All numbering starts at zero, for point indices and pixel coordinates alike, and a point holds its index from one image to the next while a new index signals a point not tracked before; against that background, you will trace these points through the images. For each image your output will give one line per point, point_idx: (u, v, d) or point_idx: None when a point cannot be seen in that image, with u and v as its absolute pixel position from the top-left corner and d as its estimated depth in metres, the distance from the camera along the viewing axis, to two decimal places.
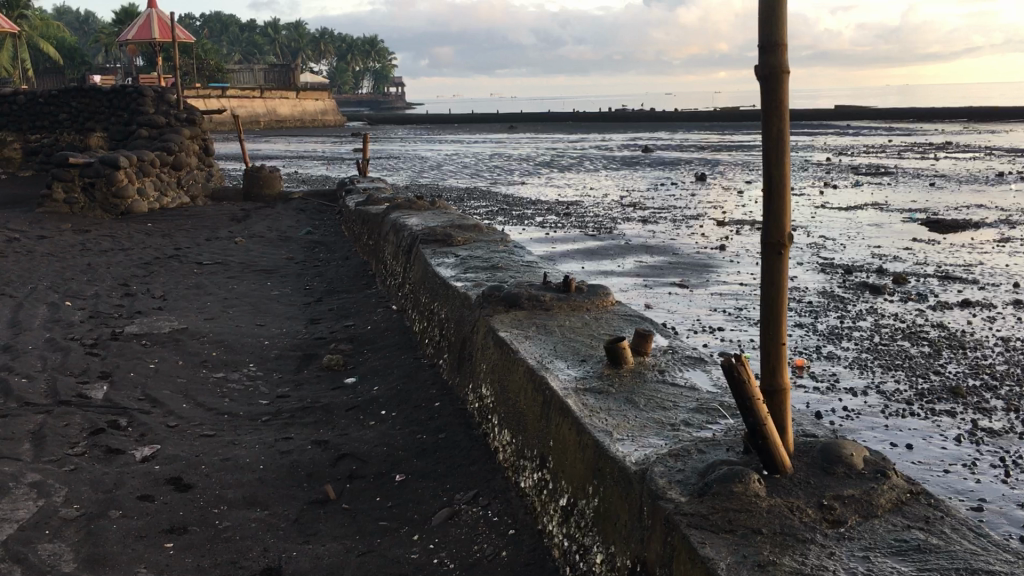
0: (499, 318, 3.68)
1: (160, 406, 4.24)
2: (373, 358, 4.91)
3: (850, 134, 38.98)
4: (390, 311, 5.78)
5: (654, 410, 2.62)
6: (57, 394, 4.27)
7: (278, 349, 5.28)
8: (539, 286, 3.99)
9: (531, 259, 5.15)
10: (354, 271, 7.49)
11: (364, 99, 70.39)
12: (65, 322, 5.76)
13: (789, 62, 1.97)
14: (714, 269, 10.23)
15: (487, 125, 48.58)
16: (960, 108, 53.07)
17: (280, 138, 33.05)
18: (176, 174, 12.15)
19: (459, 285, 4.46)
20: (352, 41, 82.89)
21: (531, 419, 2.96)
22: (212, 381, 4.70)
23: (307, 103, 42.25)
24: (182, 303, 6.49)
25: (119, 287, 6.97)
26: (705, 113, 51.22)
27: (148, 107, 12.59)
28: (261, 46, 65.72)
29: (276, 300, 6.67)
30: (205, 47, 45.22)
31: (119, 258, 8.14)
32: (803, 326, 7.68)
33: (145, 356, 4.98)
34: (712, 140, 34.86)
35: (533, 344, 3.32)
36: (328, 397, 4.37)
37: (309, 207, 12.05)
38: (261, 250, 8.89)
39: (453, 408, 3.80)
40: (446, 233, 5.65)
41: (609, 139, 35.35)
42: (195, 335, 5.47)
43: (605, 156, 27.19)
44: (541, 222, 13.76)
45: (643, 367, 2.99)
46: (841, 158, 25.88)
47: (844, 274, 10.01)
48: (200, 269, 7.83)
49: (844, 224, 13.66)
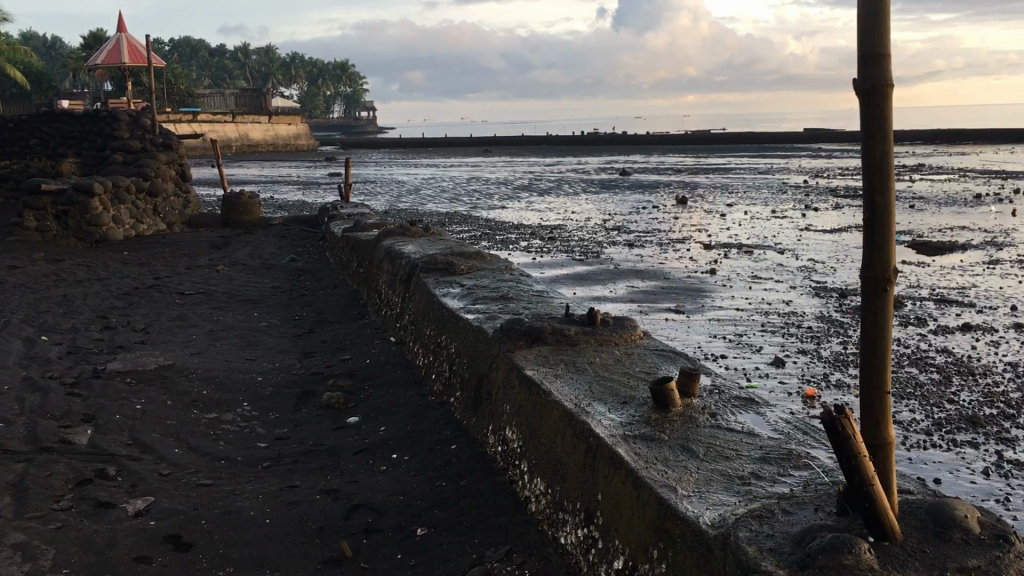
0: (523, 354, 3.42)
1: (150, 452, 3.94)
2: (376, 396, 4.64)
3: (823, 155, 39.22)
4: (388, 344, 5.51)
5: (717, 460, 2.37)
6: (38, 440, 3.95)
7: (272, 386, 4.99)
8: (561, 319, 3.73)
9: (540, 288, 4.90)
10: (343, 300, 7.22)
11: (337, 124, 70.19)
12: (43, 358, 5.43)
13: (893, 74, 1.72)
14: (708, 294, 10.04)
15: (462, 148, 48.48)
16: (927, 132, 53.60)
17: (254, 163, 32.65)
18: (153, 201, 11.84)
19: (471, 317, 4.21)
20: (324, 66, 82.80)
21: (572, 468, 2.70)
22: (205, 423, 4.40)
23: (280, 127, 41.95)
24: (167, 336, 6.18)
25: (98, 320, 6.64)
26: (678, 136, 51.43)
27: (123, 132, 12.32)
28: (232, 71, 65.34)
29: (265, 332, 6.37)
30: (176, 72, 44.79)
31: (96, 289, 7.80)
32: (807, 353, 7.46)
33: (131, 396, 4.68)
34: (687, 162, 34.93)
35: (564, 384, 3.06)
36: (331, 439, 4.09)
37: (290, 234, 11.75)
38: (245, 279, 8.58)
39: (472, 452, 3.54)
40: (447, 261, 5.39)
41: (585, 163, 35.31)
42: (182, 371, 5.17)
43: (582, 179, 27.07)
44: (525, 247, 13.54)
45: (692, 410, 2.74)
46: (818, 180, 25.93)
47: (839, 297, 9.85)
48: (181, 299, 7.52)
49: (831, 247, 13.56)
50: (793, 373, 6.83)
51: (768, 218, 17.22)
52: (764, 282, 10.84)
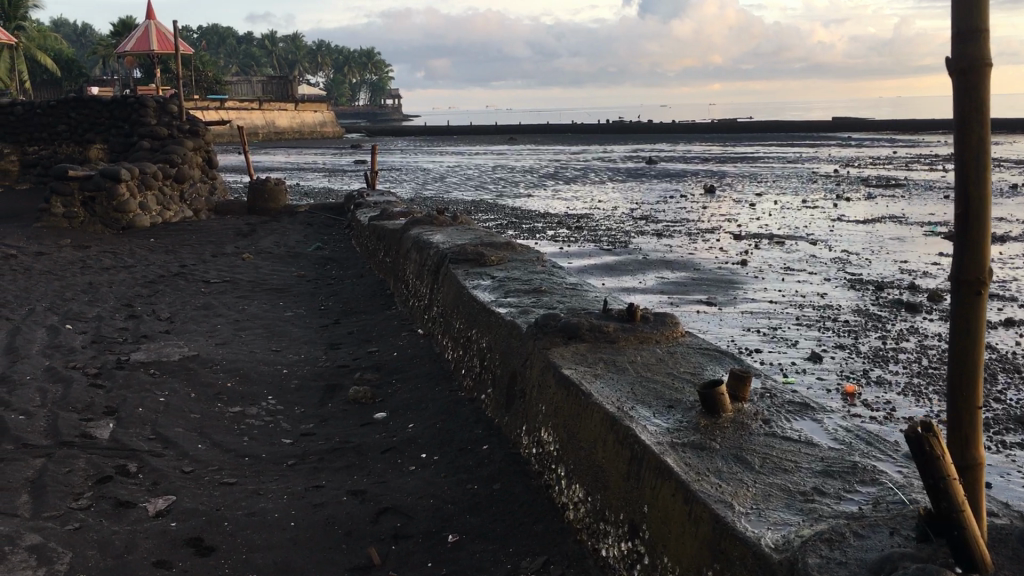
0: (559, 352, 3.26)
1: (172, 448, 3.81)
2: (403, 391, 4.49)
3: (853, 144, 38.68)
4: (416, 336, 5.38)
5: (775, 474, 2.20)
6: (59, 433, 3.84)
7: (297, 379, 4.86)
8: (598, 314, 3.56)
9: (574, 280, 4.74)
10: (370, 290, 7.09)
11: (362, 112, 70.14)
12: (66, 348, 5.32)
13: (992, 54, 1.53)
14: (741, 286, 9.83)
15: (487, 136, 48.25)
16: (958, 123, 52.84)
17: (280, 150, 32.60)
18: (179, 187, 11.75)
19: (503, 311, 4.05)
20: (349, 53, 82.81)
21: (614, 476, 2.54)
22: (229, 417, 4.27)
23: (306, 114, 41.92)
24: (192, 326, 6.07)
25: (123, 308, 6.54)
26: (706, 125, 50.97)
27: (150, 118, 12.22)
28: (257, 58, 65.33)
29: (291, 322, 6.25)
30: (203, 59, 44.79)
31: (122, 277, 7.71)
32: (845, 348, 7.28)
33: (155, 388, 4.56)
34: (715, 151, 34.58)
35: (604, 385, 2.90)
36: (358, 436, 3.94)
37: (316, 222, 11.63)
38: (270, 267, 8.47)
39: (504, 453, 3.38)
40: (477, 251, 5.23)
41: (612, 151, 35.02)
42: (207, 363, 5.05)
43: (609, 168, 26.80)
44: (553, 236, 13.37)
45: (743, 416, 2.57)
46: (850, 170, 25.56)
47: (875, 290, 9.64)
48: (207, 288, 7.41)
49: (864, 238, 13.31)
50: (832, 368, 6.65)
51: (799, 208, 16.94)
52: (797, 274, 10.62)
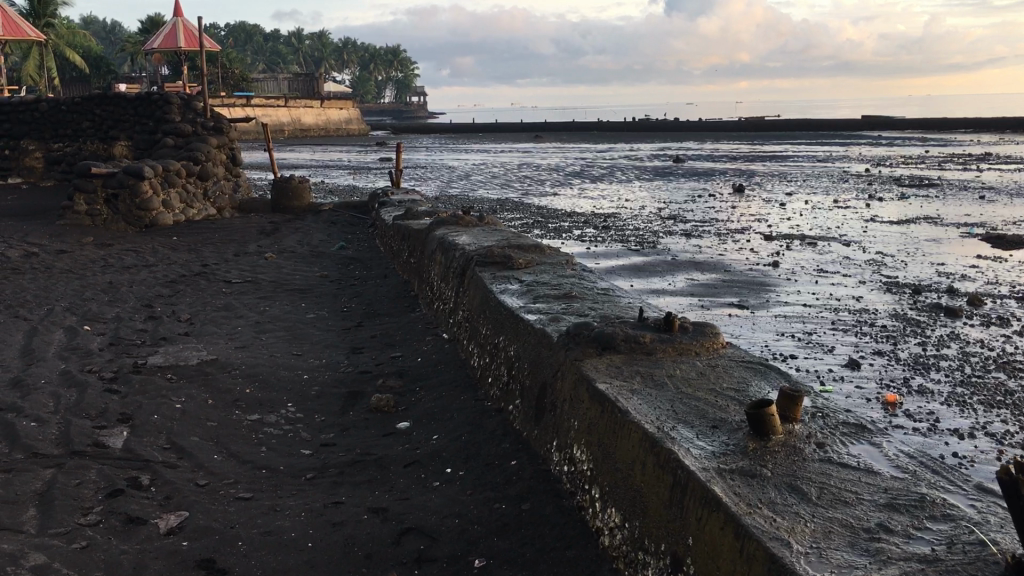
0: (593, 364, 3.08)
1: (187, 459, 3.66)
2: (427, 399, 4.33)
3: (884, 143, 38.21)
4: (441, 341, 5.21)
5: (835, 506, 2.01)
6: (71, 442, 3.70)
7: (318, 384, 4.70)
8: (632, 322, 3.37)
9: (605, 285, 4.56)
10: (394, 291, 6.94)
11: (387, 109, 70.16)
12: (83, 350, 5.20)
13: None
14: (773, 288, 9.58)
15: (513, 134, 48.08)
16: (990, 122, 52.17)
17: (305, 147, 32.57)
18: (203, 185, 11.65)
19: (532, 317, 3.87)
20: (376, 50, 82.90)
21: (654, 503, 2.35)
22: (246, 426, 4.11)
23: (332, 112, 41.93)
24: (212, 328, 5.93)
25: (143, 309, 6.42)
26: (734, 122, 50.53)
27: (174, 115, 12.14)
28: (284, 56, 65.55)
29: (313, 325, 6.10)
30: (229, 56, 44.94)
31: (143, 276, 7.60)
32: (883, 354, 7.06)
33: (172, 393, 4.42)
34: (743, 150, 34.25)
35: (641, 402, 2.70)
36: (380, 447, 3.78)
37: (340, 220, 11.50)
38: (294, 267, 8.34)
39: (534, 469, 3.21)
40: (504, 253, 5.05)
41: (639, 149, 34.76)
42: (225, 367, 4.90)
43: (636, 166, 26.58)
44: (580, 236, 13.17)
45: (795, 439, 2.37)
46: (881, 169, 25.20)
47: (912, 294, 9.39)
48: (228, 288, 7.29)
49: (899, 240, 13.02)
50: (870, 376, 6.42)
51: (831, 208, 16.64)
52: (831, 276, 10.36)
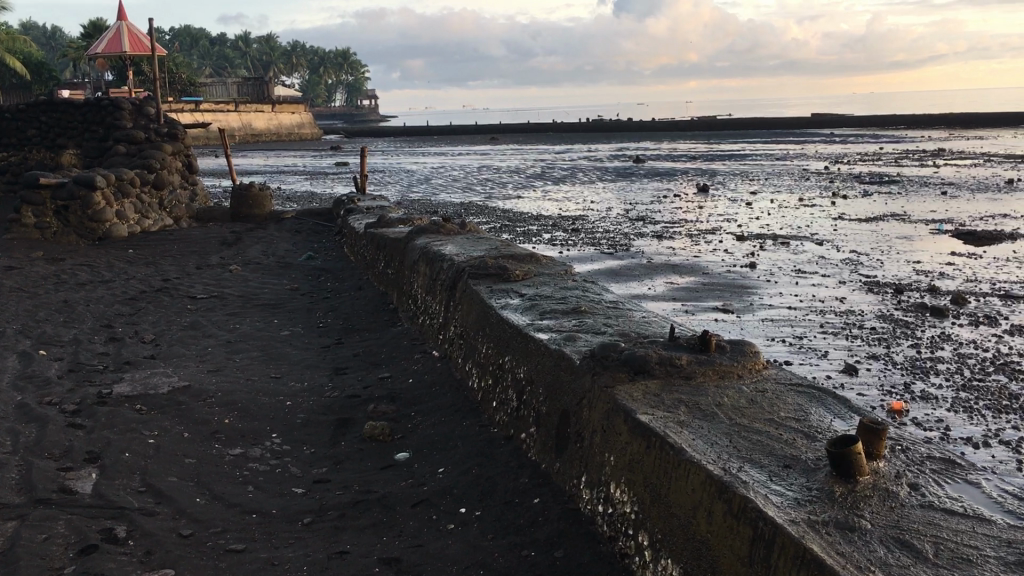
0: (626, 392, 2.77)
1: (166, 504, 3.29)
2: (425, 426, 4.00)
3: (837, 141, 38.50)
4: (431, 358, 4.88)
5: (961, 565, 1.73)
6: (33, 489, 3.31)
7: (304, 411, 4.35)
8: (662, 341, 3.07)
9: (612, 298, 4.26)
10: (372, 304, 6.59)
11: (338, 112, 69.46)
12: (40, 378, 4.78)
13: None
14: (754, 290, 9.37)
15: (468, 136, 47.76)
16: (937, 116, 52.92)
17: (258, 153, 31.91)
18: (158, 194, 11.18)
19: (543, 335, 3.55)
20: (325, 54, 82.20)
21: (725, 557, 2.05)
22: (228, 462, 3.75)
23: (284, 116, 41.26)
24: (180, 349, 5.54)
25: (103, 329, 6.00)
26: (688, 121, 50.70)
27: (126, 121, 11.63)
28: (233, 61, 64.51)
29: (289, 343, 5.74)
30: (177, 62, 44.10)
31: (100, 294, 7.15)
32: (879, 358, 6.85)
33: (144, 426, 4.04)
34: (699, 149, 34.26)
35: (695, 438, 2.39)
36: (381, 484, 3.45)
37: (304, 229, 11.10)
38: (261, 280, 7.95)
39: (562, 509, 2.90)
40: (499, 264, 4.73)
41: (597, 150, 34.59)
42: (199, 395, 4.52)
43: (596, 167, 26.43)
44: (550, 240, 12.89)
45: (885, 480, 2.08)
46: (840, 166, 25.31)
47: (894, 293, 9.25)
48: (193, 304, 6.89)
49: (871, 238, 12.92)
50: (871, 382, 6.21)
51: (796, 206, 16.57)
52: (810, 277, 10.19)
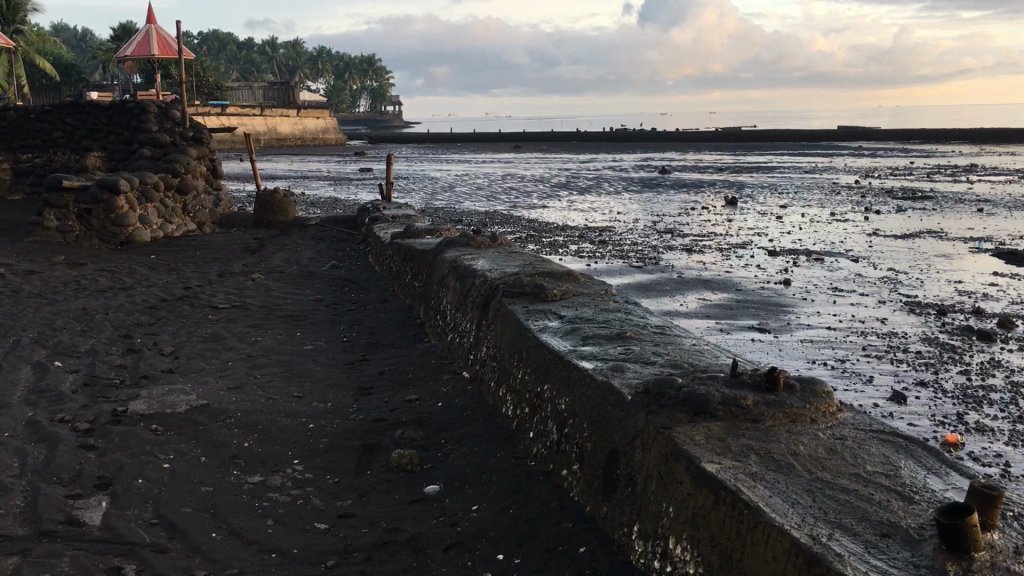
0: (687, 435, 2.50)
1: (179, 539, 3.04)
2: (456, 456, 3.74)
3: (865, 155, 38.05)
4: (462, 380, 4.62)
5: None
6: (38, 520, 3.07)
7: (328, 435, 4.10)
8: (723, 377, 2.79)
9: (657, 322, 3.98)
10: (398, 317, 6.35)
11: (362, 117, 69.45)
12: (53, 392, 4.55)
13: None
14: (791, 309, 9.05)
15: (492, 143, 47.58)
16: (965, 131, 52.23)
17: (281, 157, 31.78)
18: (182, 199, 11.01)
19: (588, 363, 3.28)
20: (350, 60, 82.40)
21: None
22: (247, 491, 3.50)
23: (307, 121, 41.20)
24: (199, 363, 5.31)
25: (120, 340, 5.78)
26: (713, 133, 50.29)
27: (151, 124, 11.47)
28: (258, 64, 64.65)
29: (312, 358, 5.50)
30: (203, 64, 44.14)
31: (119, 301, 6.94)
32: (927, 385, 6.54)
33: (159, 449, 3.80)
34: (726, 161, 33.90)
35: (772, 494, 2.12)
36: (410, 522, 3.19)
37: (328, 237, 10.89)
38: (283, 289, 7.72)
39: (611, 561, 2.64)
40: (536, 282, 4.47)
41: (622, 160, 34.31)
42: (217, 415, 4.28)
43: (622, 177, 26.13)
44: (577, 251, 12.62)
45: (1002, 559, 1.81)
46: (870, 180, 24.90)
47: (937, 314, 8.92)
48: (214, 314, 6.66)
49: (907, 255, 12.57)
50: (921, 412, 5.91)
51: (828, 221, 16.23)
52: (848, 295, 9.87)
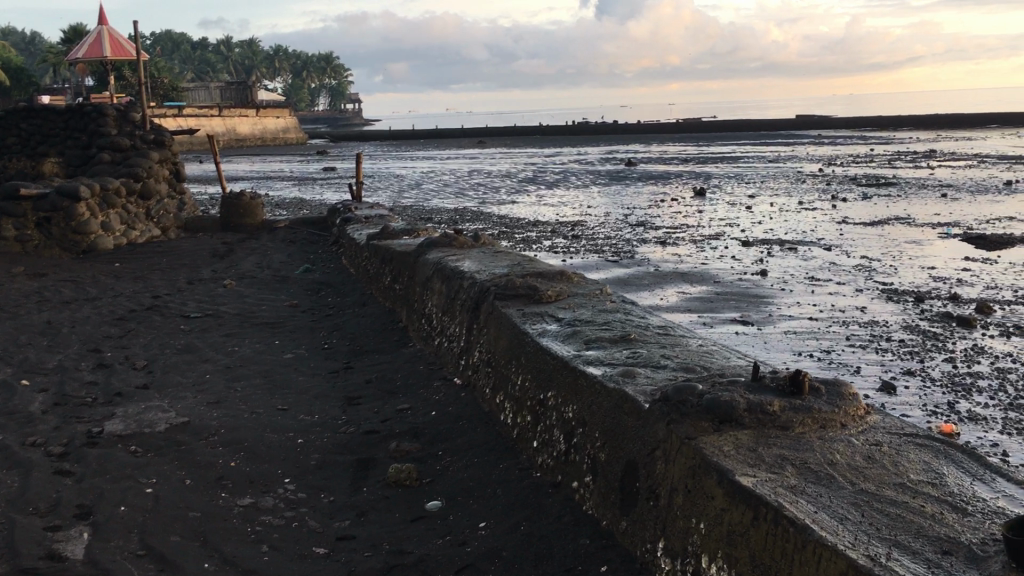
0: (714, 445, 2.37)
1: (171, 572, 2.86)
2: (456, 469, 3.60)
3: (826, 142, 38.29)
4: (453, 387, 4.46)
5: None
6: (15, 557, 2.87)
7: (319, 451, 3.93)
8: (744, 381, 2.66)
9: (656, 322, 3.86)
10: (379, 322, 6.17)
11: (321, 116, 68.76)
12: (22, 414, 4.33)
13: None
14: (770, 300, 8.98)
15: (454, 139, 47.32)
16: (922, 115, 52.81)
17: (242, 158, 31.31)
18: (145, 205, 10.73)
19: (595, 369, 3.14)
20: (307, 59, 81.61)
21: None
22: (238, 515, 3.33)
23: (267, 120, 40.66)
24: (175, 377, 5.11)
25: (90, 355, 5.55)
26: (674, 124, 50.41)
27: (110, 128, 11.14)
28: (214, 65, 63.76)
29: (293, 368, 5.31)
30: (156, 65, 43.39)
31: (86, 313, 6.70)
32: (915, 374, 6.48)
33: (141, 472, 3.61)
34: (689, 152, 33.97)
35: (816, 509, 2.00)
36: (415, 544, 3.04)
37: (298, 239, 10.66)
38: (257, 295, 7.51)
39: None
40: (528, 283, 4.32)
41: (586, 153, 34.25)
42: (200, 433, 4.09)
43: (587, 170, 26.03)
44: (550, 247, 12.49)
45: None
46: (834, 168, 25.04)
47: (915, 301, 8.90)
48: (187, 324, 6.45)
49: (879, 242, 12.59)
50: (912, 402, 5.84)
51: (797, 210, 16.24)
52: (825, 284, 9.83)
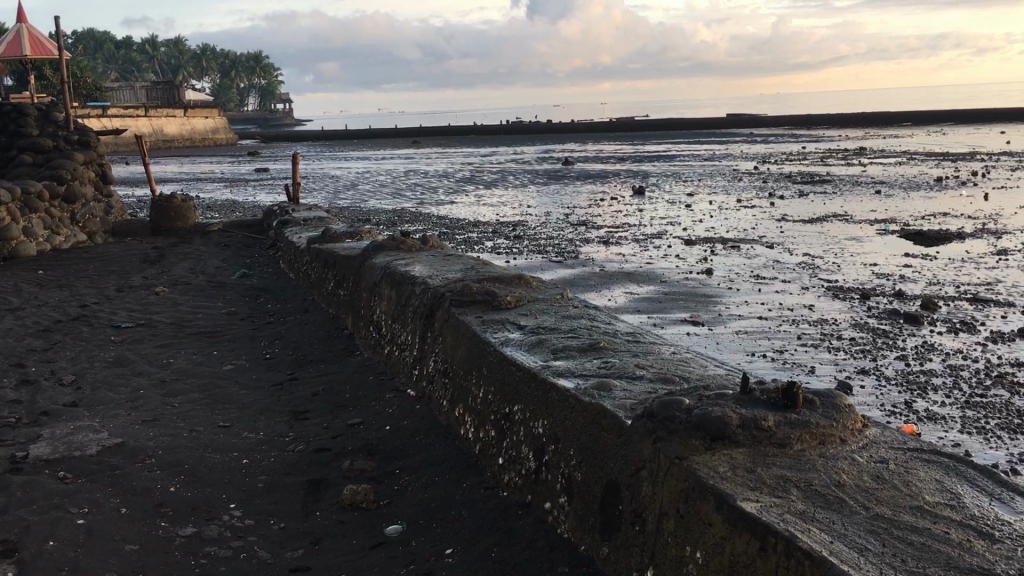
0: (709, 466, 2.18)
1: None
2: (415, 488, 3.37)
3: (758, 140, 38.70)
4: (407, 399, 4.22)
5: None
6: None
7: (267, 472, 3.67)
8: (734, 394, 2.48)
9: (624, 328, 3.67)
10: (324, 329, 5.90)
11: (251, 117, 67.53)
12: None
13: None
14: (719, 299, 8.90)
15: (389, 139, 46.84)
16: (849, 114, 53.87)
17: (170, 159, 30.49)
18: (70, 209, 10.24)
19: (567, 381, 2.94)
20: (237, 58, 80.13)
21: None
22: (180, 547, 3.05)
23: (195, 120, 39.73)
24: (107, 393, 4.77)
25: (13, 370, 5.16)
26: (608, 123, 50.55)
27: (30, 128, 10.59)
28: (139, 65, 62.15)
29: (235, 381, 5.02)
30: (78, 63, 42.05)
31: (8, 325, 6.28)
32: (870, 372, 6.42)
33: (70, 501, 3.30)
34: (625, 150, 34.09)
35: (832, 539, 1.82)
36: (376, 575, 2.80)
37: (233, 243, 10.28)
38: (192, 302, 7.16)
39: None
40: (485, 289, 4.10)
41: (523, 152, 34.14)
42: (136, 455, 3.79)
43: (526, 169, 25.88)
44: (493, 248, 12.29)
45: None
46: (769, 166, 25.29)
47: (861, 298, 8.89)
48: (118, 335, 6.08)
49: (820, 239, 12.65)
50: (871, 402, 5.76)
51: (736, 208, 16.30)
52: (770, 282, 9.80)
